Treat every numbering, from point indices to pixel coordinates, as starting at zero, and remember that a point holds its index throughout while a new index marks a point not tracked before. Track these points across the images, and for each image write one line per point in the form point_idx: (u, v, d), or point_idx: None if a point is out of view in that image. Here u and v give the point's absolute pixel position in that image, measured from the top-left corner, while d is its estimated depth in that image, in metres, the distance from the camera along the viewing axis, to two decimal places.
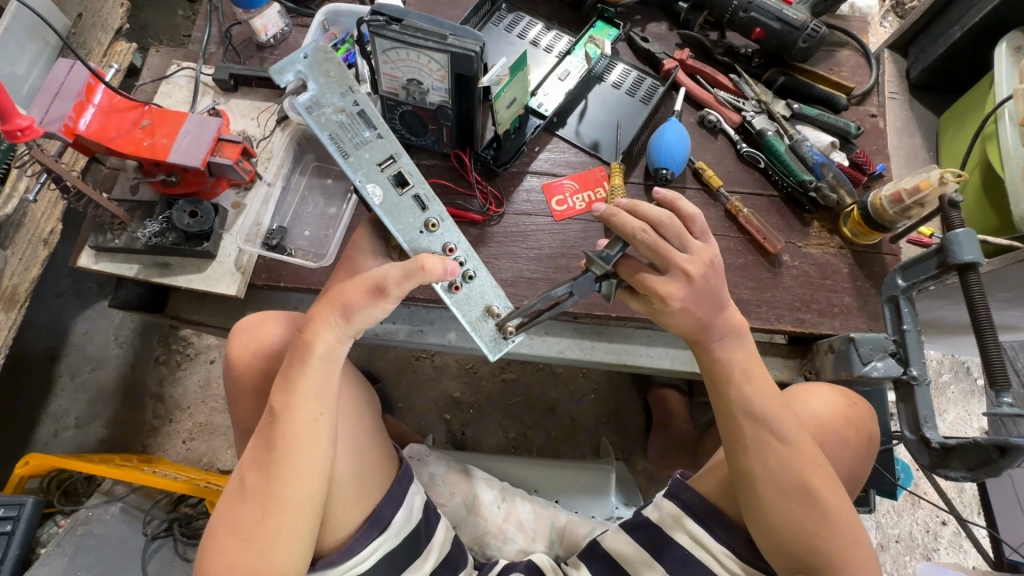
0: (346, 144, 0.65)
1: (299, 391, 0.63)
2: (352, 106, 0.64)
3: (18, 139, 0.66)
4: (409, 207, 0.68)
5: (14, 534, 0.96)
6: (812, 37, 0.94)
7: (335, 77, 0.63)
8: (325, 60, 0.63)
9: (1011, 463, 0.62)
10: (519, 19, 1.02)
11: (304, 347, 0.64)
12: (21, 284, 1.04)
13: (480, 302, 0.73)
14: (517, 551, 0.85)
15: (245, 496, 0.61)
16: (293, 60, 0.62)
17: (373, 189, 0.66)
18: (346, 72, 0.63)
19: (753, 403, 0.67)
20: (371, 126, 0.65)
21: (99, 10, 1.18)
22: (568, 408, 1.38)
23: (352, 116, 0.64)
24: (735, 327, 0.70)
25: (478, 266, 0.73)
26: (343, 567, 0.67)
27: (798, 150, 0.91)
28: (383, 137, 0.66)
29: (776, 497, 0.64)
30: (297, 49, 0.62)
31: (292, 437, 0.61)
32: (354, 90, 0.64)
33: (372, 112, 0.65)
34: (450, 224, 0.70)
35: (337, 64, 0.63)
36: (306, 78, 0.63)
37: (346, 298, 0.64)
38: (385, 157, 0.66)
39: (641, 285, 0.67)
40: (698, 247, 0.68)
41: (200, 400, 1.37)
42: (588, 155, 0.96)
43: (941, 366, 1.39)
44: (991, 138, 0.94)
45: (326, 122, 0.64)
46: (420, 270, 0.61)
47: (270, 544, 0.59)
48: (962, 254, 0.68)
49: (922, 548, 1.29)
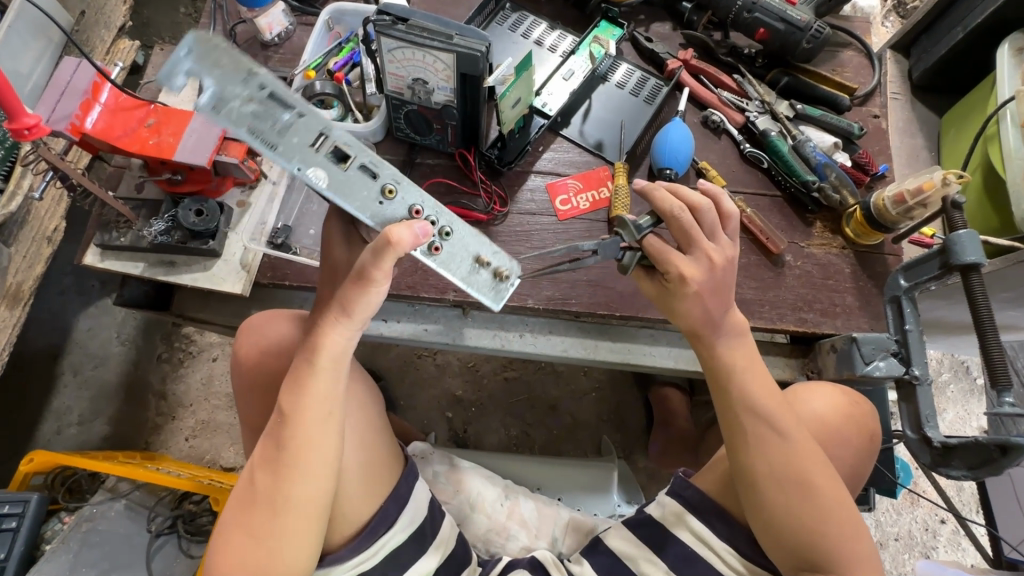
0: (269, 135, 0.60)
1: (308, 392, 0.63)
2: (259, 91, 0.58)
3: (25, 137, 0.66)
4: (359, 180, 0.63)
5: (18, 530, 0.96)
6: (816, 38, 0.94)
7: (228, 65, 0.57)
8: (208, 47, 0.56)
9: (1012, 461, 0.63)
10: (523, 18, 1.02)
11: (313, 348, 0.64)
12: (25, 282, 1.04)
13: (466, 255, 0.69)
14: (521, 548, 0.85)
15: (254, 495, 0.61)
16: (177, 60, 0.56)
17: (315, 174, 0.61)
18: (237, 53, 0.57)
19: (753, 395, 0.68)
20: (287, 107, 0.60)
21: (103, 7, 1.18)
22: (570, 406, 1.39)
23: (263, 103, 0.59)
24: (737, 327, 0.71)
25: (452, 220, 0.68)
26: (350, 564, 0.68)
27: (801, 151, 0.92)
28: (304, 114, 0.60)
29: (776, 493, 0.64)
30: (178, 46, 0.56)
31: (301, 437, 0.61)
32: (253, 73, 0.58)
33: (281, 91, 0.59)
34: (408, 185, 0.65)
35: (223, 49, 0.56)
36: (197, 75, 0.57)
37: (346, 297, 0.63)
38: (315, 136, 0.61)
39: (664, 261, 0.68)
40: (725, 241, 0.69)
41: (203, 398, 1.37)
42: (592, 155, 0.96)
43: (942, 365, 1.40)
44: (994, 139, 0.94)
45: (238, 116, 0.58)
46: (387, 244, 0.59)
47: (279, 540, 0.60)
48: (964, 255, 0.68)
49: (922, 546, 1.30)
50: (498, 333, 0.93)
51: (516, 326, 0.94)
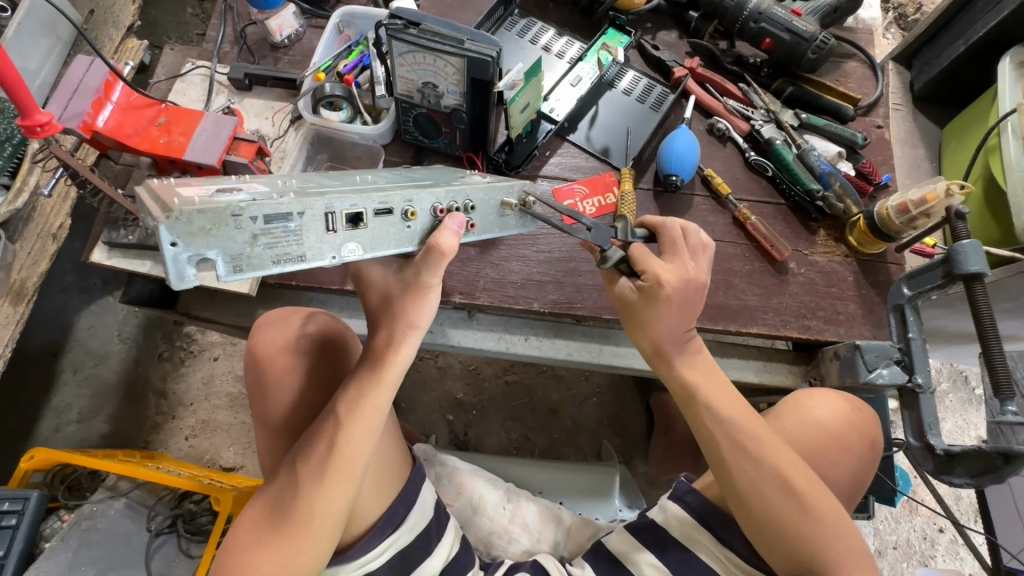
0: (292, 253, 0.50)
1: (366, 403, 0.63)
2: (254, 225, 0.47)
3: (37, 135, 0.67)
4: (385, 225, 0.55)
5: (17, 528, 0.96)
6: (821, 48, 0.95)
7: (210, 223, 0.45)
8: (188, 222, 0.44)
9: (1015, 470, 0.64)
10: (531, 24, 1.03)
11: (379, 358, 0.64)
12: (30, 278, 1.04)
13: (494, 205, 0.64)
14: (523, 551, 0.86)
15: (292, 495, 0.62)
16: (174, 260, 0.45)
17: (349, 249, 0.53)
18: (209, 207, 0.45)
19: (714, 404, 0.68)
20: (286, 218, 0.48)
21: (112, 6, 1.18)
22: (571, 411, 1.39)
23: (268, 232, 0.48)
24: (694, 347, 0.72)
25: (468, 191, 0.60)
26: (355, 564, 0.68)
27: (806, 160, 0.93)
28: (303, 213, 0.49)
29: (759, 502, 0.65)
30: (159, 245, 0.44)
31: (354, 446, 0.62)
32: (238, 214, 0.46)
33: (273, 211, 0.47)
34: (419, 195, 0.56)
35: (195, 212, 0.44)
36: (200, 255, 0.46)
37: (401, 309, 0.63)
38: (326, 222, 0.50)
39: (643, 262, 0.68)
40: (699, 265, 0.72)
41: (204, 397, 1.37)
42: (598, 160, 0.97)
43: (940, 374, 1.41)
44: (994, 151, 0.96)
45: (259, 259, 0.49)
46: (438, 254, 0.56)
47: (311, 541, 0.60)
48: (967, 265, 0.69)
49: (920, 554, 1.31)
50: (504, 336, 0.94)
51: (521, 329, 0.94)
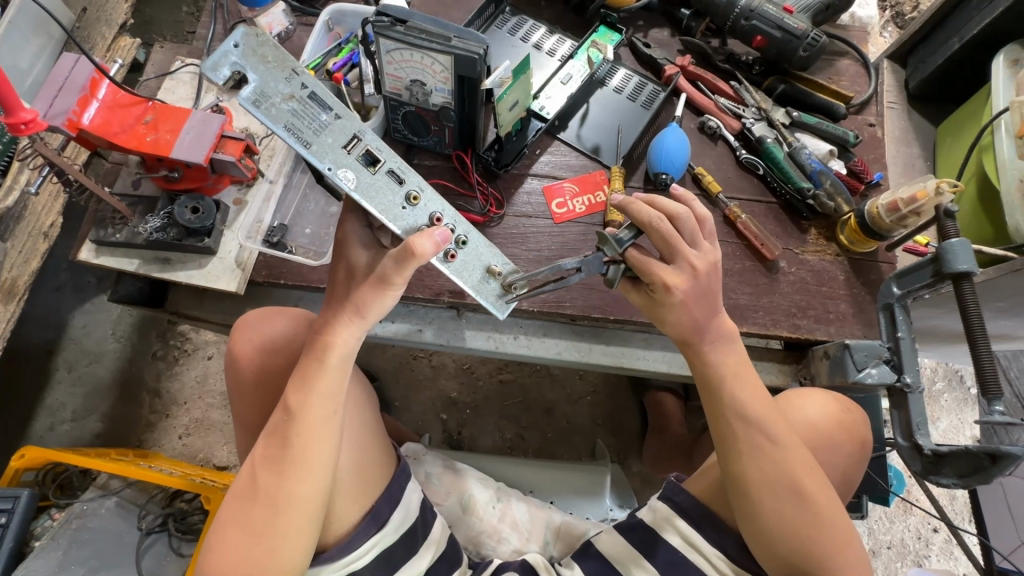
0: (304, 131, 0.62)
1: (316, 390, 0.63)
2: (300, 90, 0.62)
3: (21, 132, 0.67)
4: (386, 185, 0.65)
5: (7, 526, 0.96)
6: (812, 46, 0.95)
7: (273, 61, 0.61)
8: (260, 45, 0.61)
9: (1002, 471, 0.63)
10: (522, 22, 1.02)
11: (323, 346, 0.64)
12: (20, 277, 1.04)
13: (478, 265, 0.72)
14: (512, 551, 0.85)
15: (261, 492, 0.61)
16: (226, 52, 0.60)
17: (344, 174, 0.63)
18: (283, 54, 0.61)
19: (746, 409, 0.67)
20: (326, 107, 0.63)
21: (104, 5, 1.17)
22: (565, 411, 1.39)
23: (303, 101, 0.62)
24: (726, 333, 0.71)
25: (468, 229, 0.70)
26: (339, 564, 0.68)
27: (797, 158, 0.92)
28: (341, 116, 0.64)
29: (760, 499, 0.65)
30: (228, 39, 0.60)
31: (307, 436, 0.62)
32: (298, 72, 0.61)
33: (321, 93, 0.62)
34: (431, 194, 0.67)
35: (272, 47, 0.61)
36: (243, 69, 0.61)
37: (359, 298, 0.64)
38: (348, 138, 0.64)
39: (646, 272, 0.68)
40: (707, 247, 0.69)
41: (198, 396, 1.37)
42: (589, 158, 0.96)
43: (936, 374, 1.40)
44: (988, 149, 0.95)
45: (277, 112, 0.61)
46: (411, 252, 0.60)
47: (278, 538, 0.60)
48: (956, 264, 0.69)
49: (914, 554, 1.30)
50: (494, 335, 0.93)
51: (511, 329, 0.94)
